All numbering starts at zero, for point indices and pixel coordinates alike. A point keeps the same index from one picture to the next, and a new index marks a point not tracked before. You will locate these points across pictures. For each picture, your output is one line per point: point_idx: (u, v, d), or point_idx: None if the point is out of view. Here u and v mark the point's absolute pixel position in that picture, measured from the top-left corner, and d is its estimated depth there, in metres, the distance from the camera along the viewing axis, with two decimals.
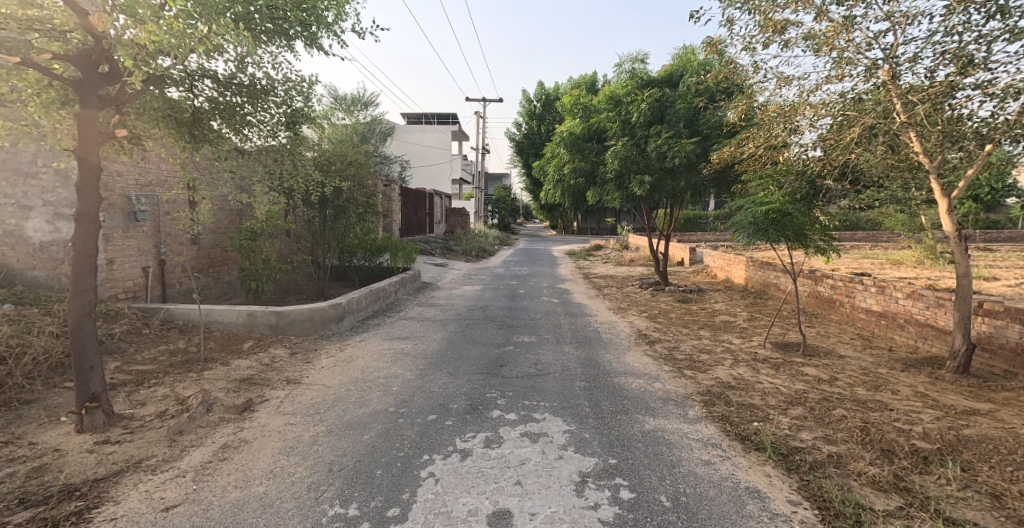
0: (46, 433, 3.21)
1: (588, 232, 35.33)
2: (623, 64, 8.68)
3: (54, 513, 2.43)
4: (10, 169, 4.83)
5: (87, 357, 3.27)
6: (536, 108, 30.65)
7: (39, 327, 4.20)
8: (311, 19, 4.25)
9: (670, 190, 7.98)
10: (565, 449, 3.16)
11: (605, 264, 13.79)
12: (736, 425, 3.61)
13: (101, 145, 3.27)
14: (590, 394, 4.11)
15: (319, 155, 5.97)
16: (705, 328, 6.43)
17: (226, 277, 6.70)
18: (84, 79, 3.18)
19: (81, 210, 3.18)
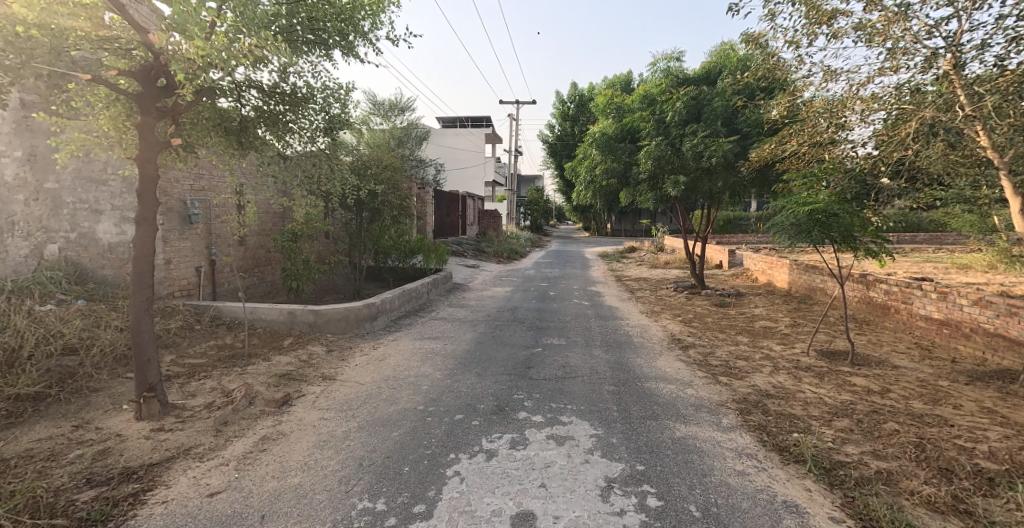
0: (110, 419, 3.48)
1: (623, 234, 34.71)
2: (658, 62, 8.48)
3: (113, 494, 2.64)
4: (81, 178, 5.26)
5: (145, 349, 3.52)
6: (569, 109, 30.71)
7: (106, 321, 4.56)
8: (349, 28, 4.37)
9: (707, 191, 7.68)
10: (591, 454, 3.13)
11: (639, 266, 13.51)
12: (773, 436, 3.45)
13: (158, 154, 3.52)
14: (619, 399, 4.04)
15: (357, 159, 6.21)
16: (743, 333, 6.20)
17: (270, 278, 7.04)
18: (144, 92, 3.41)
19: (140, 214, 3.43)
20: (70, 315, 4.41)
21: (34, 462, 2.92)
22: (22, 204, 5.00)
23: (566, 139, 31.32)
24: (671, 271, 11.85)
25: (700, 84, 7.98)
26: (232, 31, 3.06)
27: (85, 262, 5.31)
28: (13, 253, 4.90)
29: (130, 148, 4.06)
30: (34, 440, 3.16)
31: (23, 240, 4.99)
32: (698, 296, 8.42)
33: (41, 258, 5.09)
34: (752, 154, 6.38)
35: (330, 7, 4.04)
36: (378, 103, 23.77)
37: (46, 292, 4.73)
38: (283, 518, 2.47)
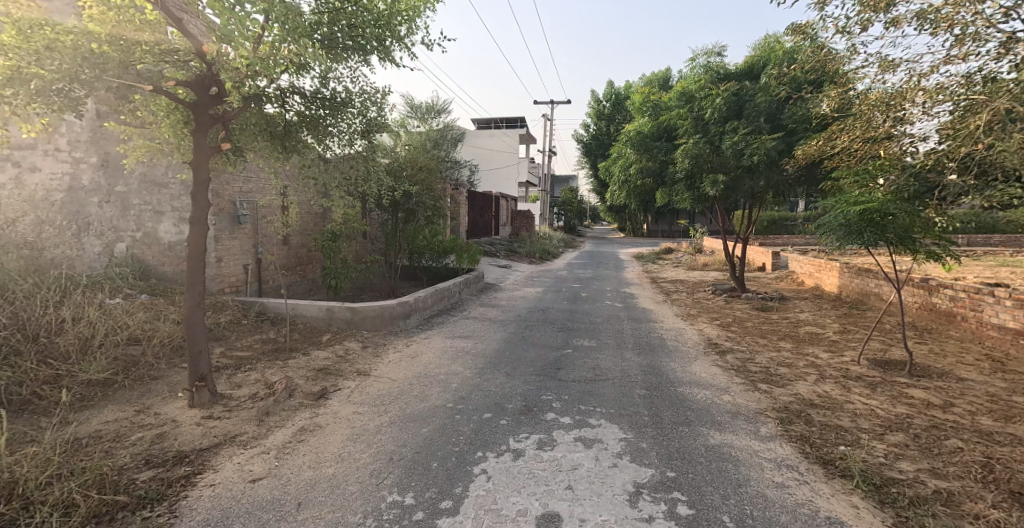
0: (166, 406, 3.71)
1: (661, 235, 33.90)
2: (697, 57, 8.20)
3: (168, 475, 2.79)
4: (146, 180, 5.67)
5: (197, 340, 3.72)
6: (605, 108, 30.44)
7: (165, 315, 4.87)
8: (386, 32, 4.10)
9: (748, 190, 7.39)
10: (620, 458, 3.05)
11: (676, 268, 13.15)
12: (817, 448, 3.25)
13: (209, 159, 3.71)
14: (650, 403, 3.94)
15: (392, 161, 6.42)
16: (786, 339, 5.90)
17: (312, 276, 7.34)
18: (198, 102, 3.57)
19: (194, 215, 3.62)
20: (135, 307, 4.73)
21: (101, 442, 3.12)
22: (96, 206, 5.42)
23: (601, 139, 30.88)
24: (710, 274, 11.46)
25: (741, 80, 7.61)
26: (279, 42, 3.16)
27: (148, 259, 5.68)
28: (88, 251, 5.22)
29: (186, 153, 4.29)
30: (102, 421, 3.39)
31: (97, 240, 5.31)
32: (739, 300, 8.09)
33: (111, 255, 5.41)
34: (798, 151, 6.05)
35: (367, 13, 3.98)
36: (416, 106, 24.26)
37: (115, 286, 5.09)
38: (318, 507, 2.52)
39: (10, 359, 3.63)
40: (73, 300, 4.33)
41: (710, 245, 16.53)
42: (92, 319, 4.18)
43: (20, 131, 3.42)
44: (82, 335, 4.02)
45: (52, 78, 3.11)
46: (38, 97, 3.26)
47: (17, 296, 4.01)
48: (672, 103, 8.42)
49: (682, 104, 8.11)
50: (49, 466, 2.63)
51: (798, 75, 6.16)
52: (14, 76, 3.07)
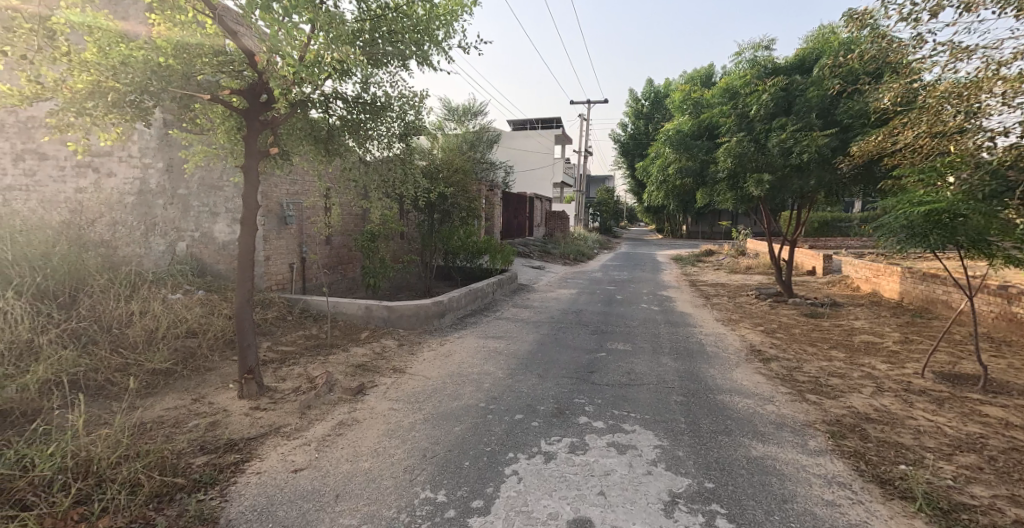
0: (219, 395, 3.84)
1: (702, 236, 32.89)
2: (743, 52, 7.87)
3: (220, 461, 2.90)
4: (203, 183, 5.77)
5: (245, 336, 3.86)
6: (644, 107, 29.89)
7: (219, 310, 5.01)
8: (425, 37, 3.97)
9: (796, 190, 6.98)
10: (654, 466, 2.85)
11: (717, 271, 12.71)
12: (873, 466, 2.98)
13: (259, 162, 3.79)
14: (687, 411, 3.67)
15: (428, 163, 6.54)
16: (838, 348, 5.57)
17: (351, 274, 7.57)
18: (249, 109, 3.66)
19: (245, 216, 3.75)
20: (193, 303, 4.94)
21: (163, 427, 3.27)
22: (161, 208, 5.80)
23: (639, 138, 30.09)
24: (754, 278, 10.97)
25: (790, 74, 7.24)
26: (326, 50, 3.17)
27: (204, 257, 5.89)
28: (154, 249, 5.78)
29: (240, 158, 4.41)
30: (164, 408, 3.54)
31: (162, 239, 5.82)
32: (785, 305, 7.71)
33: (174, 253, 5.78)
34: (854, 148, 5.69)
35: (407, 18, 3.83)
36: (453, 109, 24.58)
37: (176, 281, 5.36)
38: (354, 499, 2.57)
39: (86, 347, 3.84)
40: (139, 295, 4.56)
41: (754, 247, 15.85)
42: (157, 313, 4.38)
43: (99, 139, 3.71)
44: (148, 327, 4.19)
45: (125, 91, 3.28)
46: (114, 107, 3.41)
47: (95, 291, 4.31)
48: (714, 101, 8.15)
49: (725, 102, 7.84)
50: (118, 447, 2.74)
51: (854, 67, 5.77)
52: (94, 90, 3.28)
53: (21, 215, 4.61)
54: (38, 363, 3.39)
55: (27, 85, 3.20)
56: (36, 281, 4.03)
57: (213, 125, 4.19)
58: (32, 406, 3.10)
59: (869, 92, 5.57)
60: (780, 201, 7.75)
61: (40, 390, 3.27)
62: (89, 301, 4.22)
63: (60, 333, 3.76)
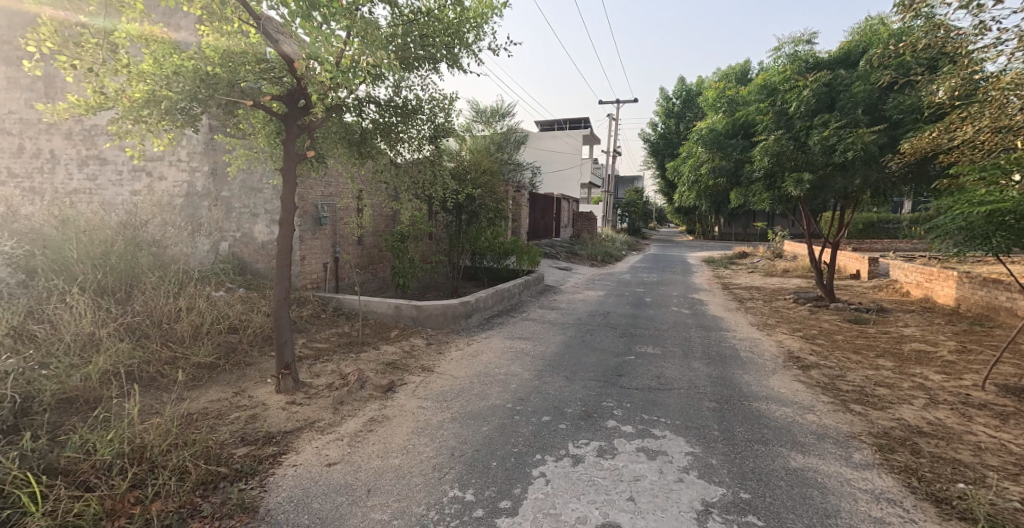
0: (258, 389, 3.95)
1: (735, 238, 32.05)
2: (784, 46, 7.61)
3: (259, 453, 2.99)
4: (245, 185, 5.97)
5: (281, 332, 3.97)
6: (675, 106, 29.43)
7: (257, 307, 5.12)
8: (455, 40, 3.99)
9: (840, 190, 6.75)
10: (686, 473, 2.71)
11: (752, 274, 12.36)
12: (926, 483, 2.66)
13: (296, 165, 3.81)
14: (720, 418, 3.46)
15: (457, 165, 6.59)
16: (886, 357, 5.25)
17: (382, 274, 7.69)
18: (288, 113, 3.68)
19: (283, 216, 3.84)
20: (234, 300, 5.08)
21: (207, 418, 3.38)
22: (206, 209, 6.01)
23: (670, 138, 29.71)
24: (791, 281, 10.59)
25: (834, 68, 6.95)
26: (360, 56, 3.23)
27: (245, 256, 6.08)
28: (199, 248, 5.90)
29: (279, 161, 4.47)
30: (208, 400, 3.67)
31: (206, 239, 5.98)
32: (826, 310, 7.44)
33: (218, 253, 5.98)
34: (905, 145, 5.44)
35: (439, 22, 3.86)
36: (481, 111, 24.63)
37: (219, 280, 5.56)
38: (384, 495, 2.61)
39: (140, 340, 3.98)
40: (187, 292, 4.67)
41: (792, 249, 15.28)
42: (201, 310, 4.48)
43: (152, 145, 3.82)
44: (194, 323, 4.32)
45: (176, 99, 3.34)
46: (167, 115, 3.47)
47: (147, 288, 4.45)
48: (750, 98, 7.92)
49: (763, 99, 7.60)
50: (169, 435, 2.85)
51: (904, 59, 5.52)
52: (149, 99, 3.38)
53: (87, 214, 4.82)
54: (99, 354, 3.53)
55: (92, 95, 3.36)
56: (95, 278, 4.21)
57: (255, 130, 4.21)
58: (94, 394, 3.26)
59: (924, 85, 5.30)
60: (821, 201, 7.47)
61: (100, 380, 3.42)
62: (141, 296, 4.35)
63: (117, 327, 3.88)
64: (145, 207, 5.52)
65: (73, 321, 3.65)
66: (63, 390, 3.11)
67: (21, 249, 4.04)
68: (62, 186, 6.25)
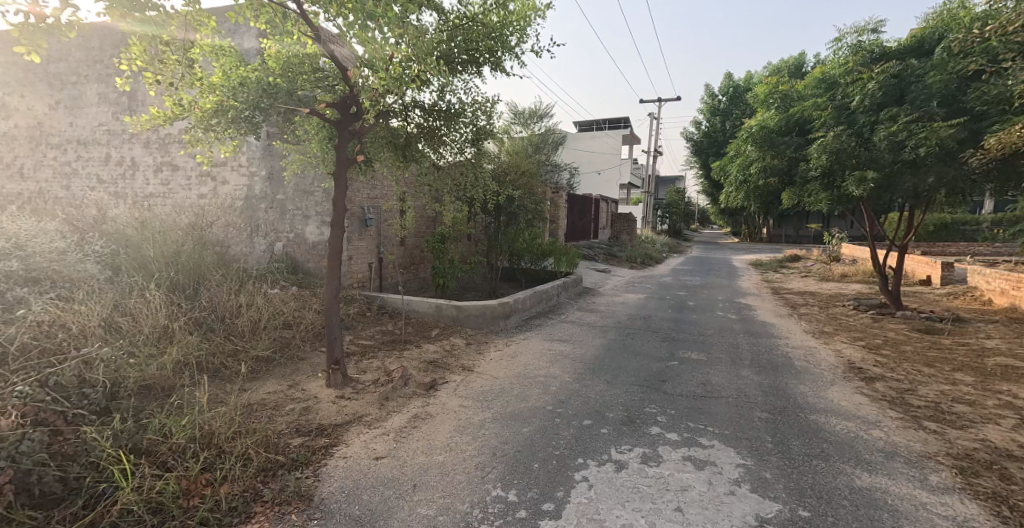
0: (310, 383, 4.08)
1: (785, 240, 30.69)
2: (845, 36, 7.22)
3: (313, 444, 3.10)
4: (299, 189, 6.08)
5: (332, 329, 4.07)
6: (720, 103, 28.70)
7: (309, 304, 5.29)
8: (498, 44, 4.04)
9: (909, 190, 6.33)
10: (738, 485, 2.61)
11: (805, 278, 11.82)
12: (1020, 513, 2.34)
13: (347, 169, 3.89)
14: (774, 429, 3.30)
15: (497, 166, 6.60)
16: (965, 371, 4.65)
17: (423, 274, 7.83)
18: (340, 120, 3.77)
19: (334, 218, 3.95)
20: (288, 297, 5.19)
21: (265, 409, 3.52)
22: (262, 211, 6.24)
23: (715, 135, 28.92)
24: (849, 287, 10.05)
25: (905, 58, 6.52)
26: (406, 62, 3.23)
27: (298, 256, 6.17)
28: (257, 248, 6.18)
29: (331, 166, 4.43)
30: (266, 391, 3.81)
31: (263, 239, 6.24)
32: (891, 319, 6.99)
33: (273, 252, 6.20)
34: (991, 140, 5.01)
35: (483, 27, 3.89)
36: (519, 112, 24.66)
37: (272, 278, 5.67)
38: (429, 490, 2.66)
39: (206, 333, 4.19)
40: (246, 288, 4.83)
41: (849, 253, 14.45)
42: (259, 306, 4.62)
43: (219, 151, 4.00)
44: (253, 318, 4.50)
45: (241, 108, 3.54)
46: (234, 125, 3.68)
47: (212, 284, 4.66)
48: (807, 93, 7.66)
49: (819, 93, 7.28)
50: (232, 423, 2.99)
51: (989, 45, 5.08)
52: (218, 109, 3.54)
53: (160, 217, 5.14)
54: (171, 345, 3.74)
55: (171, 106, 3.53)
56: (168, 275, 4.45)
57: (309, 136, 4.27)
58: (168, 382, 3.45)
59: (1013, 73, 4.86)
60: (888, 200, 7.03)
61: (173, 369, 3.63)
62: (207, 292, 4.57)
63: (187, 320, 4.10)
64: (210, 209, 5.84)
65: (150, 314, 3.84)
66: (143, 377, 3.28)
67: (107, 248, 4.36)
68: (140, 191, 6.74)
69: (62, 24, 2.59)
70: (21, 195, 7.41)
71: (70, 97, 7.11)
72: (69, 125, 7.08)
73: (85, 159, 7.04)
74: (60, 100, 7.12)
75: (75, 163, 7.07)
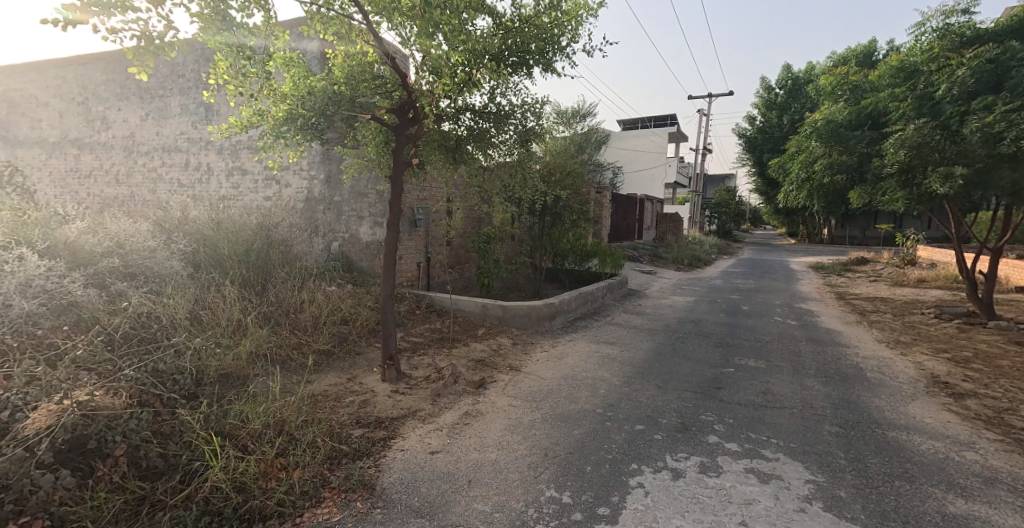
0: (366, 376, 4.18)
1: (847, 241, 29.08)
2: (929, 21, 6.76)
3: (373, 435, 3.18)
4: (354, 190, 6.23)
5: (387, 325, 4.14)
6: (779, 96, 27.80)
7: (363, 300, 5.41)
8: (547, 45, 4.00)
9: (1004, 186, 5.67)
10: (809, 503, 2.49)
11: (874, 283, 11.14)
12: None
13: (402, 172, 3.94)
14: (847, 445, 3.13)
15: (545, 167, 6.54)
16: None
17: (468, 274, 7.90)
18: (398, 125, 3.83)
19: (390, 218, 4.02)
20: (345, 294, 5.33)
21: (328, 400, 3.64)
22: (321, 213, 6.45)
23: (770, 131, 27.91)
24: (929, 294, 9.35)
25: (1000, 42, 6.05)
26: (457, 65, 3.21)
27: (352, 255, 6.34)
28: (316, 248, 6.41)
29: (386, 169, 4.51)
30: (327, 383, 3.94)
31: (322, 239, 6.46)
32: (982, 329, 6.45)
33: (330, 252, 6.40)
34: None
35: (535, 28, 3.87)
36: (565, 112, 24.53)
37: (330, 276, 5.83)
38: (484, 487, 2.67)
39: (273, 327, 4.39)
40: (308, 285, 5.00)
41: (926, 254, 13.38)
42: (320, 302, 4.76)
43: (287, 157, 4.16)
44: (314, 314, 4.66)
45: (309, 116, 3.64)
46: (302, 131, 3.79)
47: (278, 282, 4.87)
48: (884, 83, 7.37)
49: (899, 82, 6.94)
50: (300, 413, 3.11)
51: None
52: (288, 117, 3.66)
53: (232, 217, 5.40)
54: (245, 337, 3.92)
55: (248, 116, 3.74)
56: (239, 273, 4.67)
57: (367, 140, 4.32)
58: (244, 372, 3.63)
59: None
60: (976, 199, 6.41)
61: (248, 360, 3.80)
62: (274, 290, 4.77)
63: (256, 315, 4.30)
64: (275, 210, 6.09)
65: (226, 308, 4.04)
66: (222, 366, 3.45)
67: (190, 247, 4.62)
68: (214, 194, 7.10)
69: (165, 45, 2.85)
70: (116, 198, 7.96)
71: (156, 109, 7.58)
72: (155, 135, 7.56)
73: (167, 165, 7.47)
74: (149, 112, 7.61)
75: (160, 169, 7.52)
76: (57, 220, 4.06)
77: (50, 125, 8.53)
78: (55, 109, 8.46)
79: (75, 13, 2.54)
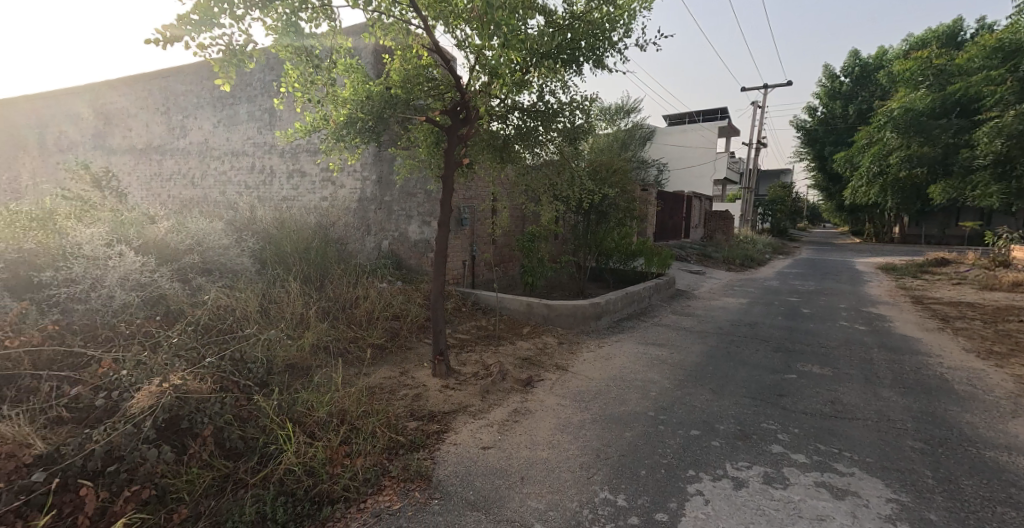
0: (416, 371, 4.22)
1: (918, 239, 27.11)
2: None
3: (426, 428, 3.20)
4: (404, 190, 6.31)
5: (437, 320, 4.16)
6: (843, 85, 26.43)
7: (412, 297, 5.47)
8: (597, 40, 3.89)
9: None
10: (891, 523, 2.33)
11: (953, 287, 10.32)
12: None
13: (453, 172, 3.94)
14: (931, 462, 2.90)
15: (591, 164, 6.43)
16: None
17: (511, 273, 7.87)
18: (452, 126, 3.84)
19: (441, 218, 4.04)
20: (395, 291, 5.41)
21: (384, 392, 3.70)
22: (373, 212, 6.59)
23: (832, 122, 26.51)
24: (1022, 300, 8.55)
25: None
26: (512, 64, 3.19)
27: (401, 253, 6.43)
28: (368, 246, 6.55)
29: (437, 170, 4.53)
30: (382, 376, 4.00)
31: (374, 237, 6.59)
32: None
33: (381, 250, 6.53)
34: None
35: (586, 23, 3.79)
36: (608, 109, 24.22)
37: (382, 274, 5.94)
38: (538, 485, 2.63)
39: (332, 320, 4.51)
40: (362, 282, 5.11)
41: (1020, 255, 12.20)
42: (373, 299, 4.85)
43: (347, 160, 4.23)
44: (368, 310, 4.76)
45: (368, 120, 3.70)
46: (362, 134, 3.84)
47: (335, 279, 5.00)
48: None
49: None
50: (360, 403, 3.16)
51: None
52: (348, 121, 3.74)
53: (294, 217, 5.60)
54: (308, 330, 4.05)
55: (313, 121, 3.85)
56: (300, 270, 4.82)
57: (420, 142, 4.34)
58: (309, 362, 3.74)
59: None
60: None
61: (310, 351, 3.91)
62: (332, 286, 4.90)
63: (317, 309, 4.43)
64: (332, 210, 6.27)
65: (290, 303, 4.18)
66: (289, 356, 3.57)
67: (259, 245, 4.82)
68: (276, 195, 7.37)
69: (245, 55, 2.95)
70: (190, 200, 8.43)
71: (226, 116, 7.95)
72: (226, 140, 7.93)
73: (235, 169, 7.82)
74: (219, 119, 8.00)
75: (229, 173, 7.88)
76: (147, 220, 4.32)
77: (135, 134, 9.14)
78: (140, 118, 9.05)
79: (169, 32, 2.71)
